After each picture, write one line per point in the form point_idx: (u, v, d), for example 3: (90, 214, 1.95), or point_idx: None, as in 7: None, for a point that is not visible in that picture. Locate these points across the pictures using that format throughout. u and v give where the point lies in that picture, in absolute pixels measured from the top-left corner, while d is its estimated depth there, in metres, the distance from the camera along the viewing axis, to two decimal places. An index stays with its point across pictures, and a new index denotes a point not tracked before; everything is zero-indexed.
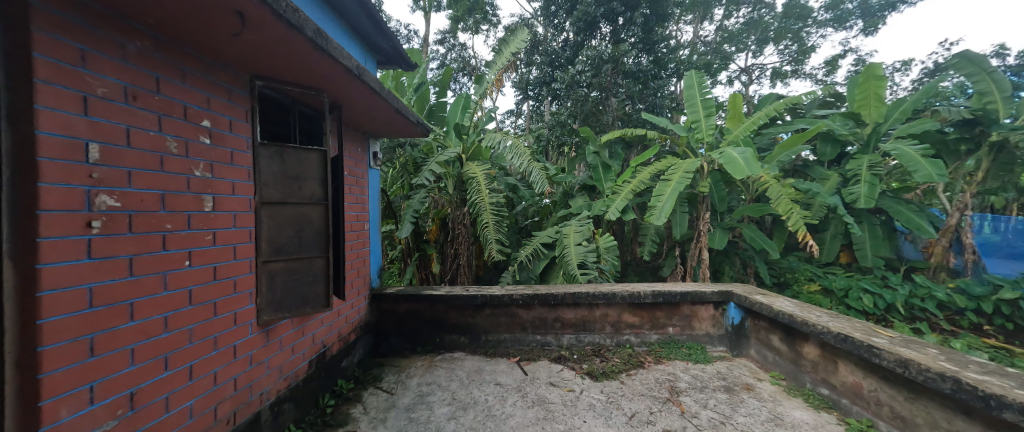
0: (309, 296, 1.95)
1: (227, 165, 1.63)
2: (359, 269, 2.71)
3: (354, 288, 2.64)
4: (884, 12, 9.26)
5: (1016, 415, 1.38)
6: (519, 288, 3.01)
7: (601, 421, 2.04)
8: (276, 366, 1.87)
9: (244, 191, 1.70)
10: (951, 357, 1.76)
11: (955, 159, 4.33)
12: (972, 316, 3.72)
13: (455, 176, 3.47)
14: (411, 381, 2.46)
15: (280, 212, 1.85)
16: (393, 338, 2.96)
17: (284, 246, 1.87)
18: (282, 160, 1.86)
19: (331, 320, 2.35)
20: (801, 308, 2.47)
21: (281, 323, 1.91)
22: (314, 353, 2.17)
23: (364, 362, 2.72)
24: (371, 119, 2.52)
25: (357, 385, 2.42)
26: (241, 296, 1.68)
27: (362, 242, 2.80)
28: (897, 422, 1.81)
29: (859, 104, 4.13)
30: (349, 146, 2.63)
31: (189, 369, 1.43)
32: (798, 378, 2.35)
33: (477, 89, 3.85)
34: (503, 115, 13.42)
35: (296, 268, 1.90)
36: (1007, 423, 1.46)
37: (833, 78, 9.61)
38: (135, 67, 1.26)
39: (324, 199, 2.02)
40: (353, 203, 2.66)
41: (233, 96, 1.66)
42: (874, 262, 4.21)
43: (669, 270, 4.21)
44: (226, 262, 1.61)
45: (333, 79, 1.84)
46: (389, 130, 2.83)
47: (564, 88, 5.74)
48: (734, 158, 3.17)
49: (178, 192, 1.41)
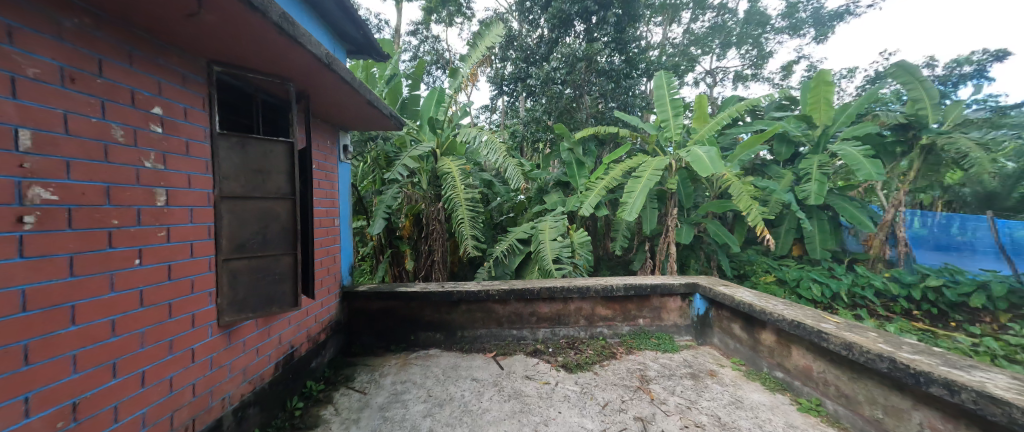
0: (275, 296, 1.86)
1: (182, 156, 1.51)
2: (328, 267, 2.62)
3: (324, 285, 2.55)
4: (834, 22, 9.90)
5: (940, 389, 1.55)
6: (494, 283, 3.02)
7: (576, 411, 2.09)
8: (241, 368, 1.79)
9: (202, 185, 1.59)
10: (888, 340, 1.94)
11: (892, 160, 4.75)
12: (903, 302, 4.10)
13: (429, 171, 3.42)
14: (385, 379, 2.42)
15: (242, 206, 1.75)
16: (365, 337, 2.89)
17: (247, 243, 1.77)
18: (244, 151, 1.76)
19: (299, 320, 2.26)
20: (760, 297, 2.65)
21: (245, 323, 1.81)
22: (280, 354, 2.07)
23: (335, 362, 2.63)
24: (342, 110, 2.44)
25: (327, 386, 2.34)
26: (200, 297, 1.58)
27: (332, 238, 2.70)
28: (842, 399, 1.99)
29: (810, 107, 4.44)
30: (318, 139, 2.52)
31: (141, 376, 1.34)
32: (756, 363, 2.53)
33: (452, 83, 3.77)
34: (478, 111, 13.32)
35: (259, 266, 1.81)
36: (932, 395, 1.63)
37: (788, 83, 10.24)
38: (74, 47, 1.16)
39: (291, 193, 1.93)
40: (322, 198, 2.56)
41: (188, 82, 1.55)
42: (822, 254, 4.57)
43: (640, 263, 4.37)
44: (182, 261, 1.51)
45: (301, 67, 1.76)
46: (361, 123, 2.75)
47: (540, 84, 5.79)
48: (700, 156, 3.31)
49: (127, 185, 1.30)
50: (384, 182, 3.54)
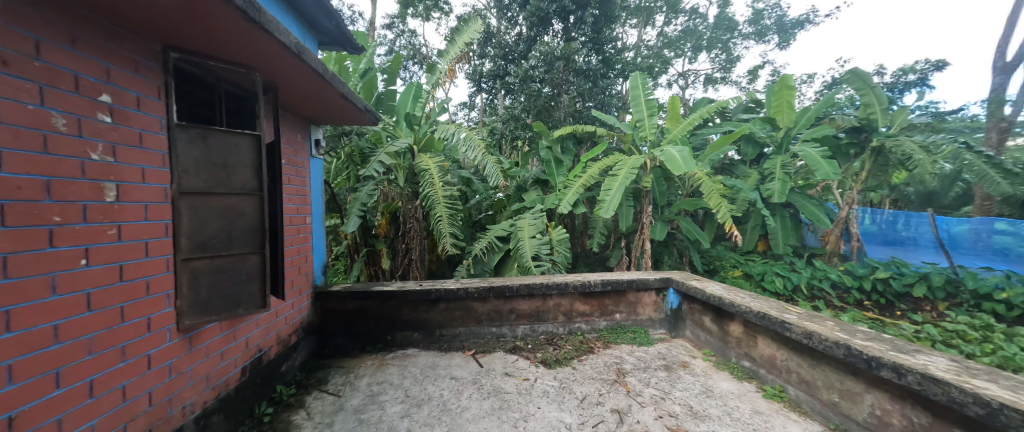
0: (241, 297, 1.78)
1: (135, 148, 1.41)
2: (300, 266, 2.52)
3: (295, 286, 2.46)
4: (795, 29, 10.44)
5: (888, 372, 1.67)
6: (473, 281, 3.00)
7: (555, 406, 2.12)
8: (203, 374, 1.70)
9: (158, 180, 1.49)
10: (844, 329, 2.08)
11: (846, 161, 5.07)
12: (856, 293, 4.41)
13: (406, 167, 3.37)
14: (360, 381, 2.36)
15: (203, 202, 1.65)
16: (339, 338, 2.81)
17: (209, 242, 1.68)
18: (205, 144, 1.65)
19: (268, 322, 2.17)
20: (729, 291, 2.78)
21: (208, 326, 1.72)
22: (246, 358, 1.98)
23: (306, 365, 2.54)
24: (314, 104, 2.35)
25: (298, 390, 2.26)
26: (156, 299, 1.48)
27: (304, 236, 2.60)
28: (802, 385, 2.11)
29: (774, 110, 4.68)
30: (288, 133, 2.43)
31: (89, 385, 1.24)
32: (724, 353, 2.65)
33: (429, 78, 3.72)
34: (456, 108, 13.20)
35: (224, 266, 1.71)
36: (881, 379, 1.76)
37: (754, 86, 10.72)
38: (7, 26, 1.06)
39: (259, 188, 1.83)
40: (293, 195, 2.46)
41: (142, 68, 1.44)
42: (784, 249, 4.84)
43: (616, 260, 4.48)
44: (136, 261, 1.41)
45: (269, 56, 1.68)
46: (335, 117, 2.66)
47: (518, 82, 5.80)
48: (673, 155, 3.42)
49: (71, 179, 1.19)
50: (359, 179, 3.46)
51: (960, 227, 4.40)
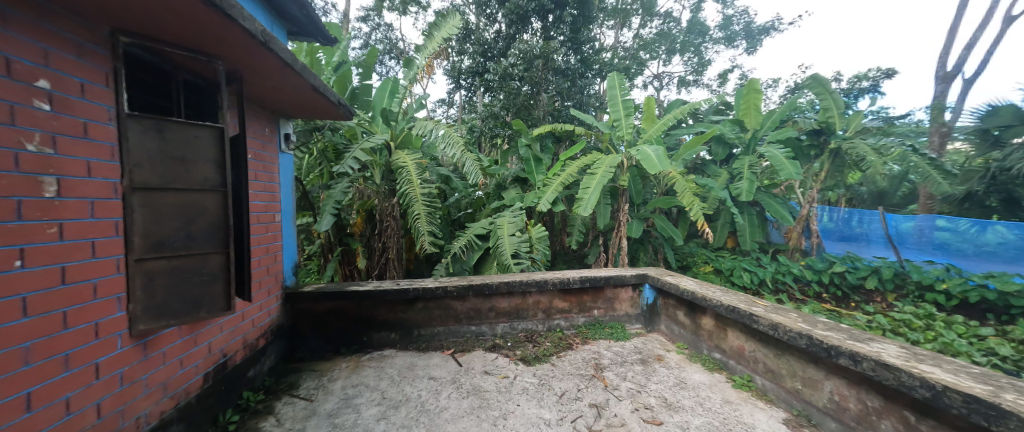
0: (203, 299, 1.66)
1: (79, 138, 1.29)
2: (268, 266, 2.41)
3: (262, 287, 2.34)
4: (762, 36, 10.94)
5: (846, 360, 1.78)
6: (452, 279, 2.97)
7: (534, 403, 2.13)
8: (160, 382, 1.59)
9: (106, 174, 1.37)
10: (807, 320, 2.19)
11: (807, 162, 5.36)
12: (815, 286, 4.68)
13: (383, 165, 3.29)
14: (334, 384, 2.28)
15: (159, 198, 1.52)
16: (312, 341, 2.70)
17: (167, 241, 1.55)
18: (161, 136, 1.52)
19: (233, 325, 2.06)
20: (701, 285, 2.89)
21: (165, 331, 1.61)
22: (209, 364, 1.87)
23: (276, 369, 2.43)
24: (285, 97, 2.24)
25: (267, 396, 2.15)
26: (106, 304, 1.36)
27: (273, 235, 2.48)
28: (768, 374, 2.23)
29: (743, 112, 4.90)
30: (256, 126, 2.30)
31: (26, 398, 1.14)
32: (697, 346, 2.76)
33: (406, 73, 3.65)
34: (434, 104, 13.04)
35: (183, 266, 1.59)
36: (839, 366, 1.87)
37: (724, 89, 11.16)
38: None
39: (223, 184, 1.71)
40: (261, 191, 2.34)
41: (87, 53, 1.32)
42: (751, 245, 5.08)
43: (594, 257, 4.57)
44: (81, 262, 1.29)
45: (233, 45, 1.57)
46: (306, 111, 2.55)
47: (497, 80, 5.78)
48: (649, 155, 3.51)
49: (2, 172, 1.09)
50: (332, 176, 3.35)
51: (906, 224, 4.74)
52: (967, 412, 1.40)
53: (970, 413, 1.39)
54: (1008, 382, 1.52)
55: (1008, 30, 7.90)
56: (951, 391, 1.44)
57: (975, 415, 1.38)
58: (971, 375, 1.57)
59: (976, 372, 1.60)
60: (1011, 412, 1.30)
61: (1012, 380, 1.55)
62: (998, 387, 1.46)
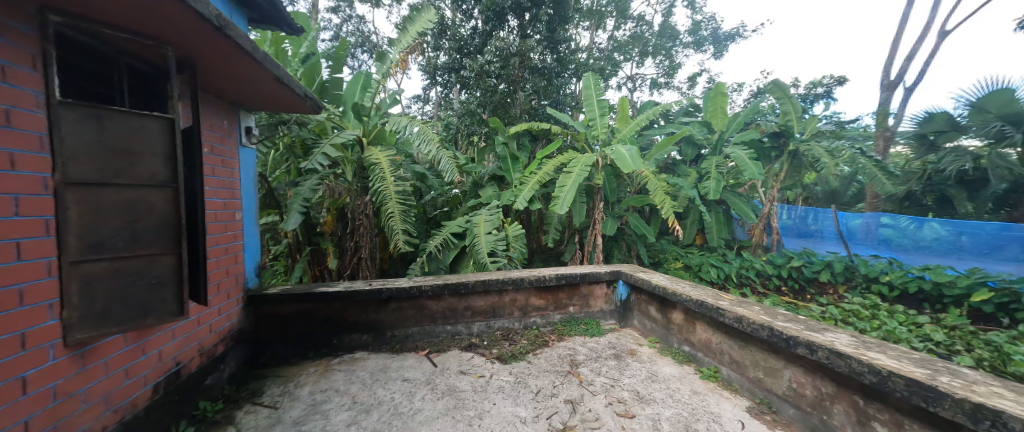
0: (151, 305, 1.51)
1: (2, 128, 1.15)
2: (227, 268, 2.25)
3: (220, 290, 2.19)
4: (728, 42, 11.41)
5: (802, 349, 1.87)
6: (427, 278, 2.90)
7: (510, 401, 2.13)
8: (102, 396, 1.45)
9: (35, 167, 1.23)
10: (768, 313, 2.30)
11: (768, 162, 5.64)
12: (776, 280, 4.94)
13: (354, 161, 3.17)
14: (300, 390, 2.17)
15: (98, 195, 1.37)
16: (277, 345, 2.57)
17: (108, 241, 1.39)
18: (101, 126, 1.35)
19: (188, 331, 1.91)
20: (671, 281, 2.98)
21: (108, 339, 1.46)
22: (161, 374, 1.73)
23: (236, 376, 2.29)
24: (245, 88, 2.09)
25: (227, 406, 2.01)
26: (35, 311, 1.22)
27: (233, 235, 2.32)
28: (733, 365, 2.32)
29: (710, 114, 5.10)
30: (213, 118, 2.14)
31: None
32: (668, 339, 2.84)
33: (379, 67, 3.55)
34: (409, 100, 12.78)
35: (126, 268, 1.44)
36: (797, 355, 1.97)
37: (693, 92, 11.56)
38: None
39: (174, 180, 1.56)
40: (219, 188, 2.18)
41: (12, 33, 1.17)
42: (718, 242, 5.31)
43: (570, 255, 4.63)
44: (5, 266, 1.16)
45: (185, 30, 1.43)
46: (271, 104, 2.40)
47: (474, 76, 5.74)
48: (623, 154, 3.58)
49: None
50: (300, 172, 3.20)
51: (855, 221, 5.12)
52: (908, 395, 1.48)
53: (911, 395, 1.47)
54: (943, 365, 1.63)
55: (943, 43, 8.61)
56: (895, 376, 1.52)
57: (916, 397, 1.46)
58: (912, 360, 1.67)
59: (917, 357, 1.71)
60: (947, 392, 1.38)
61: (947, 364, 1.66)
62: (936, 370, 1.56)
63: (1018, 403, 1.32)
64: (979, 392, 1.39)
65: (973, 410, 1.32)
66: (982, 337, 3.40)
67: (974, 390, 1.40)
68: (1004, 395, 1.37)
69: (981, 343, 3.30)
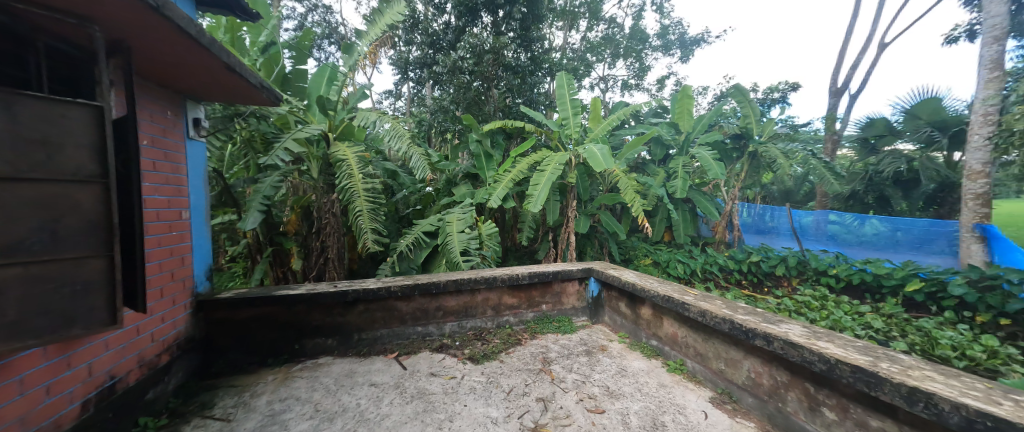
0: (78, 316, 1.29)
1: None
2: (172, 272, 2.09)
3: (165, 296, 2.03)
4: (694, 46, 11.82)
5: (759, 341, 1.95)
6: (396, 279, 2.81)
7: (481, 402, 2.10)
8: (14, 418, 1.29)
9: None
10: (729, 306, 2.38)
11: (731, 162, 5.89)
12: (737, 275, 5.17)
13: (320, 157, 3.04)
14: (257, 400, 2.05)
15: (8, 191, 1.13)
16: (231, 353, 2.41)
17: (21, 245, 1.16)
18: (12, 113, 1.13)
19: (125, 342, 1.75)
20: (641, 277, 3.04)
21: (24, 353, 1.31)
22: (92, 389, 1.57)
23: (184, 388, 2.13)
24: (192, 76, 1.92)
25: (172, 420, 1.85)
26: None
27: (180, 236, 2.15)
28: (697, 357, 2.39)
29: (678, 116, 5.27)
30: (156, 108, 1.95)
31: None
32: (637, 334, 2.90)
33: (346, 60, 3.42)
34: (380, 95, 12.45)
35: (46, 275, 1.22)
36: (755, 347, 2.04)
37: (661, 94, 11.89)
38: None
39: (106, 175, 1.35)
40: (165, 186, 2.01)
41: None
42: (685, 239, 5.50)
43: (544, 253, 4.66)
44: None
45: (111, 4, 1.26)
46: (223, 93, 2.22)
47: (447, 72, 5.65)
48: (595, 153, 3.62)
49: None
50: (260, 168, 3.03)
51: (807, 218, 5.43)
52: (853, 381, 1.56)
53: (855, 381, 1.56)
54: (883, 352, 1.73)
55: (881, 56, 9.35)
56: (841, 363, 1.59)
57: (859, 382, 1.54)
58: (856, 348, 1.76)
59: (860, 345, 1.81)
60: (886, 378, 1.46)
61: (886, 350, 1.77)
62: (877, 357, 1.65)
63: (947, 385, 1.41)
64: (914, 376, 1.48)
65: (909, 393, 1.40)
66: (914, 324, 3.70)
67: (910, 375, 1.49)
68: (934, 378, 1.47)
69: (913, 329, 3.59)
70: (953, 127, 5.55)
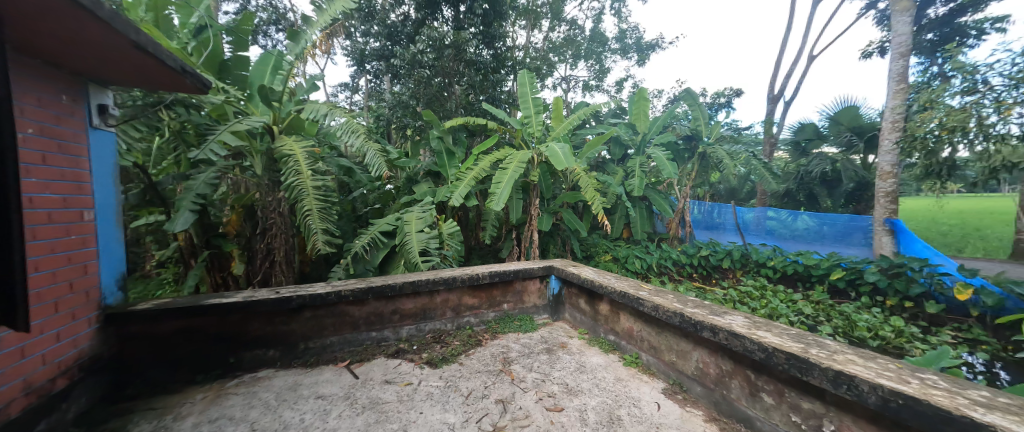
0: None
1: None
2: (73, 282, 1.80)
3: (62, 310, 1.75)
4: (650, 51, 12.27)
5: (706, 333, 2.03)
6: (348, 283, 2.66)
7: (438, 408, 2.03)
8: None
9: None
10: (680, 300, 2.47)
11: (683, 162, 6.16)
12: (689, 268, 5.44)
13: (263, 152, 2.82)
14: (184, 422, 1.85)
15: None
16: (151, 370, 2.15)
17: None
18: None
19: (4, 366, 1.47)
20: (599, 274, 3.09)
21: None
22: None
23: (91, 414, 1.86)
24: (90, 53, 1.65)
25: None
26: None
27: (85, 240, 1.86)
28: (651, 351, 2.46)
29: (635, 117, 5.44)
30: (42, 89, 1.66)
31: None
32: (596, 330, 2.95)
33: (292, 47, 3.19)
34: (335, 88, 11.88)
35: None
36: (703, 340, 2.13)
37: (621, 96, 12.25)
38: None
39: None
40: (59, 182, 1.72)
41: None
42: (642, 235, 5.70)
43: (507, 251, 4.64)
44: None
45: None
46: (136, 76, 1.95)
47: (405, 66, 5.48)
48: (556, 151, 3.65)
49: None
50: (193, 163, 2.77)
51: (749, 214, 5.83)
52: (788, 367, 1.66)
53: (790, 367, 1.65)
54: (812, 338, 1.85)
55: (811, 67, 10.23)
56: (778, 351, 1.69)
57: (793, 368, 1.64)
58: (790, 336, 1.88)
59: (794, 333, 1.93)
60: (816, 363, 1.56)
61: (815, 337, 1.90)
62: (807, 343, 1.76)
63: (866, 367, 1.53)
64: (839, 360, 1.59)
65: (835, 376, 1.51)
66: (837, 308, 4.07)
67: (835, 359, 1.60)
68: (856, 361, 1.58)
69: (837, 314, 3.95)
70: (868, 132, 6.17)
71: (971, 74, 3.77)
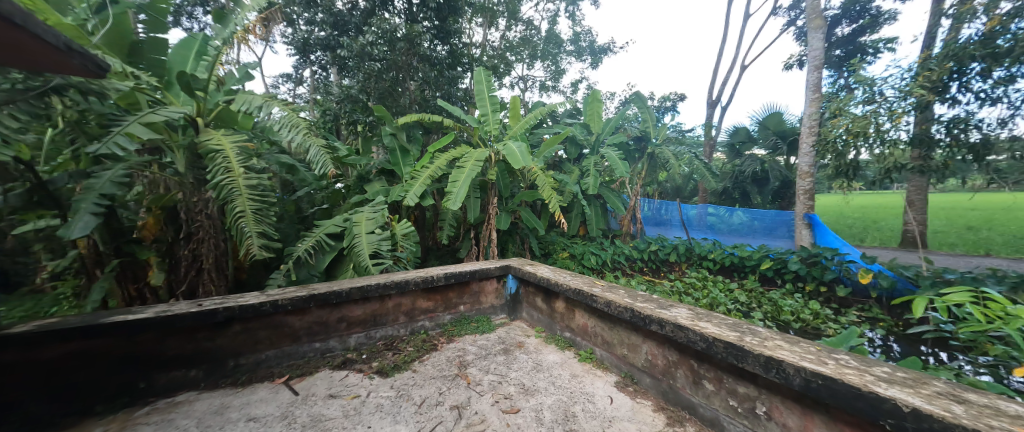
0: None
1: None
2: None
3: None
4: (604, 54, 12.64)
5: (654, 327, 2.09)
6: (286, 290, 2.46)
7: (388, 420, 1.93)
8: None
9: None
10: (630, 295, 2.53)
11: (633, 161, 6.40)
12: (640, 263, 5.65)
13: (186, 147, 2.53)
14: None
15: None
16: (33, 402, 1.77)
17: None
18: None
19: None
20: (554, 272, 3.10)
21: None
22: None
23: None
24: None
25: None
26: None
27: None
28: (604, 346, 2.50)
29: (590, 117, 5.52)
30: None
31: None
32: (552, 328, 2.95)
33: (220, 31, 2.90)
34: (279, 80, 11.09)
35: None
36: (652, 334, 2.19)
37: (576, 97, 12.51)
38: None
39: None
40: None
41: None
42: (597, 232, 5.83)
43: (465, 250, 4.55)
44: None
45: None
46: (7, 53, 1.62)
47: (353, 57, 5.21)
48: (513, 150, 3.62)
49: None
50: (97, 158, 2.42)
51: (692, 211, 6.16)
52: (726, 355, 1.74)
53: (727, 355, 1.73)
54: (747, 327, 1.95)
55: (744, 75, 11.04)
56: (717, 341, 1.76)
57: (730, 356, 1.72)
58: (727, 325, 1.97)
59: (730, 322, 2.02)
60: (749, 351, 1.65)
61: (749, 325, 2.00)
62: (742, 332, 1.86)
63: (792, 351, 1.64)
64: (770, 346, 1.69)
65: (766, 362, 1.59)
66: (766, 295, 4.41)
67: (766, 345, 1.69)
68: (784, 346, 1.69)
69: (766, 301, 4.29)
70: (790, 136, 6.77)
71: (870, 86, 4.22)
